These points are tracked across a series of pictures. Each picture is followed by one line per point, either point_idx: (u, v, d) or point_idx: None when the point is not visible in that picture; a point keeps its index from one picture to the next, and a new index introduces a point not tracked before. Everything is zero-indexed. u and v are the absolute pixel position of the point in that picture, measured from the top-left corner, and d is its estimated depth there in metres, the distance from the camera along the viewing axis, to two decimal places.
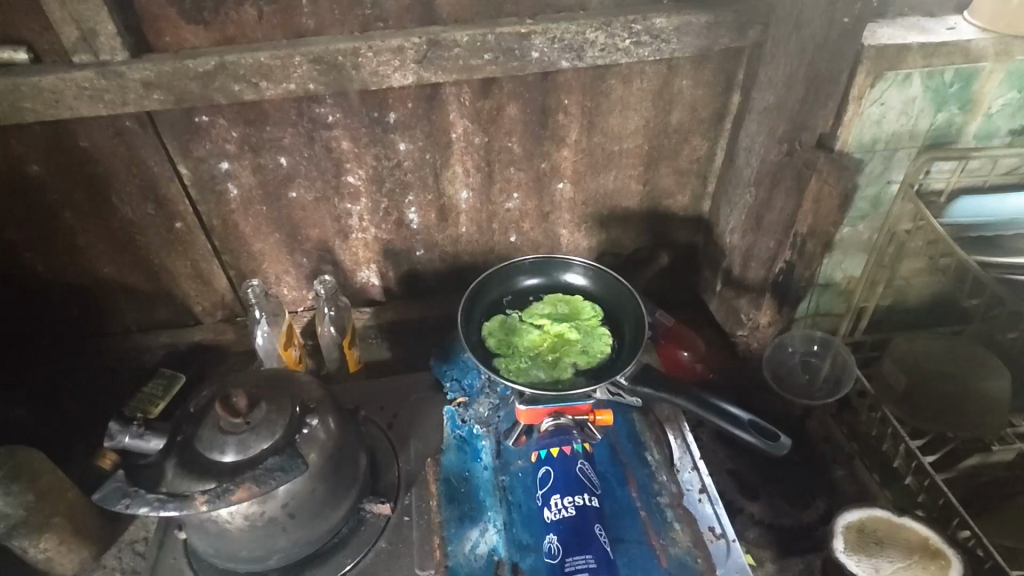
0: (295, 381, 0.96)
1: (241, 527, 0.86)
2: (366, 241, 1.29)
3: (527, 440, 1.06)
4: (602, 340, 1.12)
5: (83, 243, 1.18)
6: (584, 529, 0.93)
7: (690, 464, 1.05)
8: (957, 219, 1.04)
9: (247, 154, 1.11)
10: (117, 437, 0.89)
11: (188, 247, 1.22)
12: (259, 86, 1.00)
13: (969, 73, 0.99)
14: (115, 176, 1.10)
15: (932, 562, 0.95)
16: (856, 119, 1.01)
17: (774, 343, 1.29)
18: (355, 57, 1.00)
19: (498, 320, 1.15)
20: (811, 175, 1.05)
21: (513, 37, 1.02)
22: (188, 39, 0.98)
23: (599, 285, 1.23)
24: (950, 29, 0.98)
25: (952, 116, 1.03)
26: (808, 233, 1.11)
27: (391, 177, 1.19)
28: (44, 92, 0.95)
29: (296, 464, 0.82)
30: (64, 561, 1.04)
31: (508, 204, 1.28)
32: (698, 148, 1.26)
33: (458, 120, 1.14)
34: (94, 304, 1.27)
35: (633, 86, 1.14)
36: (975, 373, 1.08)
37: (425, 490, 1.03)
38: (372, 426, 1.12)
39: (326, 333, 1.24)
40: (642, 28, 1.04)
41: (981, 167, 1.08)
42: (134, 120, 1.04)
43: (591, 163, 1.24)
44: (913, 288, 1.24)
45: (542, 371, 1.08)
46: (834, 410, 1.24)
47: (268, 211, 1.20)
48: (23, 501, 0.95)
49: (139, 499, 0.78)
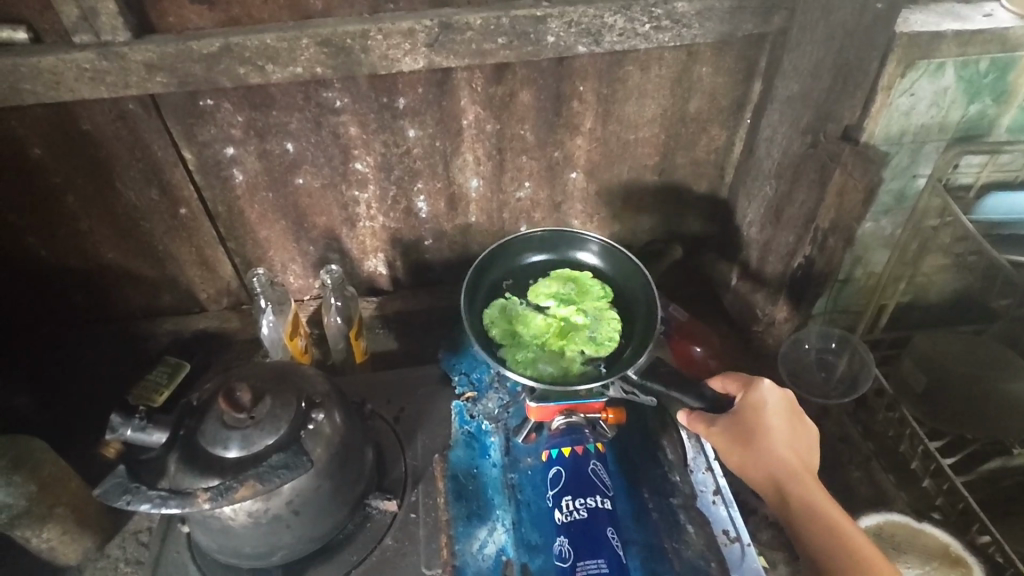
0: (302, 374, 0.93)
1: (244, 523, 0.84)
2: (373, 230, 1.26)
3: (537, 437, 1.04)
4: (611, 325, 1.08)
5: (87, 228, 1.15)
6: (595, 533, 0.90)
7: (704, 465, 1.02)
8: (990, 215, 1.03)
9: (253, 139, 1.08)
10: (118, 429, 0.84)
11: (192, 233, 1.19)
12: (265, 70, 0.97)
13: (1005, 63, 0.95)
14: (118, 160, 1.07)
15: (952, 569, 0.98)
16: (885, 109, 0.98)
17: (790, 339, 1.25)
18: (364, 40, 0.96)
19: (498, 308, 1.10)
20: (835, 168, 1.00)
21: (528, 21, 0.98)
22: (192, 20, 0.95)
23: (611, 265, 1.19)
24: (987, 16, 0.92)
25: (985, 107, 0.99)
26: (830, 228, 1.04)
27: (400, 164, 1.16)
28: (44, 73, 0.92)
29: (301, 461, 0.79)
30: (67, 551, 1.02)
31: (520, 193, 1.25)
32: (716, 138, 1.22)
33: (469, 106, 1.10)
34: (99, 290, 1.25)
35: (651, 73, 1.10)
36: (997, 373, 1.07)
37: (432, 487, 1.01)
38: (379, 420, 1.10)
39: (332, 323, 1.21)
40: (663, 12, 1.00)
41: (1012, 161, 1.04)
42: (137, 102, 1.01)
43: (605, 153, 1.21)
44: (934, 285, 1.21)
45: (549, 361, 1.03)
46: (850, 409, 1.22)
47: (274, 197, 1.17)
48: (25, 491, 0.93)
49: (140, 496, 0.75)
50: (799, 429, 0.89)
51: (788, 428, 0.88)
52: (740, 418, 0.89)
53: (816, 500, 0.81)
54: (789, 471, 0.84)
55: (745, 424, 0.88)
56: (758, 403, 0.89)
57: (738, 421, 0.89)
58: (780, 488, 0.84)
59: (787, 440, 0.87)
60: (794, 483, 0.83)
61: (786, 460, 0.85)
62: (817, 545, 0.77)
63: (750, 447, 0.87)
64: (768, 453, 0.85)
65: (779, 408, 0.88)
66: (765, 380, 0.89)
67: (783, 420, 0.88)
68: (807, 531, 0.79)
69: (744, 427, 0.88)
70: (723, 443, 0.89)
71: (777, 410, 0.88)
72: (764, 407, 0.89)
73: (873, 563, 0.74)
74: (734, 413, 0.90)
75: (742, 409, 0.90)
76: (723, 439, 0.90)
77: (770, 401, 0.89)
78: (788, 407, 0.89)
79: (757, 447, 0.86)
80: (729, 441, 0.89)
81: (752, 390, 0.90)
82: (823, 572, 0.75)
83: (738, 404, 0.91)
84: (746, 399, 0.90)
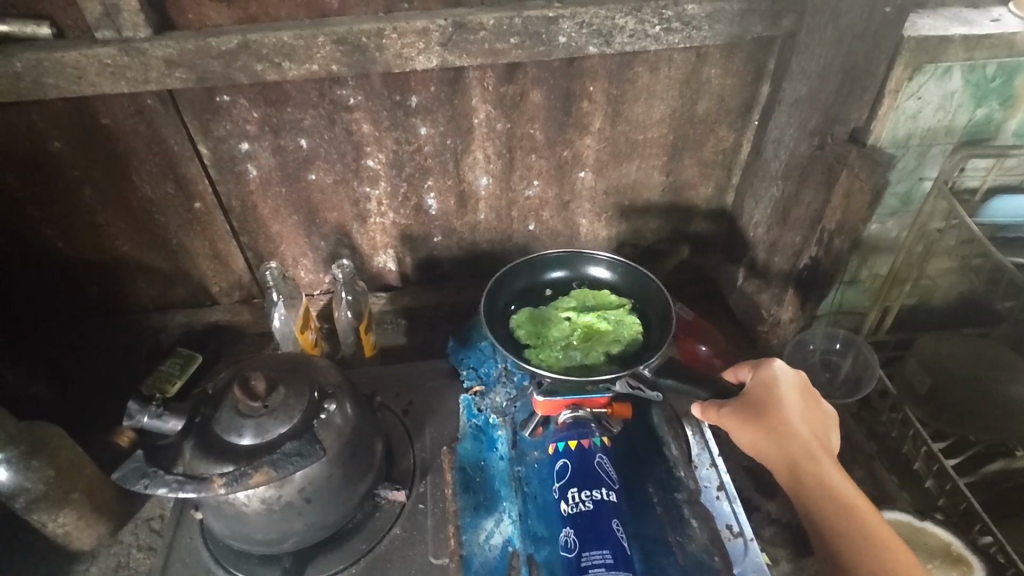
0: (313, 364, 0.95)
1: (258, 510, 0.86)
2: (383, 226, 1.28)
3: (543, 431, 1.06)
4: (632, 327, 1.09)
5: (103, 220, 1.18)
6: (600, 524, 0.91)
7: (708, 461, 1.03)
8: (995, 218, 1.04)
9: (267, 135, 1.10)
10: (135, 416, 0.88)
11: (206, 227, 1.21)
12: (281, 67, 0.99)
13: (1012, 67, 0.96)
14: (135, 154, 1.09)
15: (955, 567, 0.99)
16: (891, 112, 0.98)
17: (795, 339, 1.24)
18: (379, 38, 0.98)
19: (525, 312, 1.12)
20: (843, 169, 1.01)
21: (540, 21, 0.99)
22: (211, 17, 0.97)
23: (625, 279, 1.19)
24: (995, 21, 0.93)
25: (992, 111, 1.00)
26: (836, 229, 1.05)
27: (411, 161, 1.18)
28: (67, 68, 0.94)
29: (314, 449, 0.81)
30: (81, 536, 1.05)
31: (529, 191, 1.26)
32: (724, 139, 1.23)
33: (480, 105, 1.12)
34: (112, 282, 1.27)
35: (660, 74, 1.12)
36: (997, 377, 1.10)
37: (440, 479, 1.03)
38: (387, 412, 1.12)
39: (342, 317, 1.23)
40: (674, 14, 1.01)
41: (1018, 165, 1.05)
42: (155, 98, 1.03)
43: (614, 152, 1.22)
44: (939, 287, 1.22)
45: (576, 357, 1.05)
46: (854, 409, 1.22)
47: (287, 192, 1.19)
48: (43, 476, 0.95)
49: (158, 480, 0.77)
50: (812, 409, 0.90)
51: (801, 408, 0.89)
52: (752, 397, 0.90)
53: (830, 478, 0.82)
54: (804, 448, 0.85)
55: (758, 403, 0.89)
56: (771, 383, 0.90)
57: (751, 400, 0.90)
58: (796, 465, 0.84)
59: (801, 418, 0.87)
60: (807, 460, 0.84)
61: (801, 437, 0.86)
62: (834, 525, 0.78)
63: (762, 425, 0.87)
64: (783, 430, 0.86)
65: (792, 387, 0.90)
66: (777, 360, 0.91)
67: (796, 400, 0.89)
68: (822, 509, 0.80)
69: (759, 406, 0.89)
70: (735, 421, 0.89)
71: (790, 390, 0.89)
72: (779, 386, 0.90)
73: (888, 542, 0.75)
74: (746, 394, 0.91)
75: (755, 389, 0.91)
76: (733, 418, 0.90)
77: (783, 380, 0.90)
78: (801, 387, 0.90)
79: (771, 424, 0.87)
80: (741, 419, 0.89)
81: (765, 370, 0.91)
82: (838, 551, 0.76)
83: (750, 385, 0.92)
84: (759, 379, 0.91)
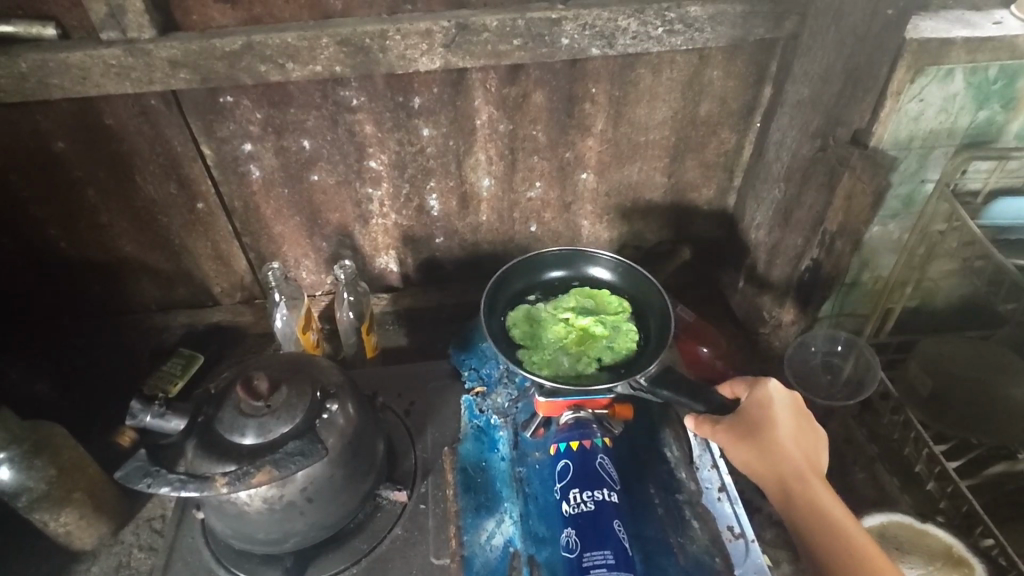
0: (315, 364, 0.95)
1: (260, 509, 0.86)
2: (385, 227, 1.28)
3: (545, 432, 1.05)
4: (628, 334, 1.09)
5: (106, 220, 1.18)
6: (601, 524, 0.92)
7: (710, 462, 1.03)
8: (996, 220, 1.05)
9: (270, 136, 1.11)
10: (138, 416, 0.89)
11: (209, 228, 1.22)
12: (285, 67, 0.99)
13: (1014, 70, 0.96)
14: (139, 154, 1.10)
15: (955, 569, 0.99)
16: (893, 114, 0.99)
17: (796, 342, 1.26)
18: (383, 39, 0.98)
19: (521, 311, 1.12)
20: (845, 171, 1.01)
21: (543, 23, 1.00)
22: (216, 19, 0.97)
23: (626, 280, 1.19)
24: (997, 24, 0.94)
25: (993, 114, 1.00)
26: (838, 231, 1.06)
27: (413, 163, 1.18)
28: (71, 68, 0.95)
29: (316, 449, 0.81)
30: (83, 535, 1.05)
31: (530, 193, 1.26)
32: (726, 141, 1.23)
33: (483, 106, 1.12)
34: (115, 282, 1.28)
35: (662, 76, 1.12)
36: (998, 379, 1.10)
37: (442, 479, 1.03)
38: (389, 413, 1.12)
39: (344, 318, 1.23)
40: (676, 16, 1.02)
41: (1020, 167, 1.05)
42: (159, 99, 1.03)
43: (615, 154, 1.23)
44: (941, 290, 1.22)
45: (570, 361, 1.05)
46: (855, 412, 1.22)
47: (290, 193, 1.19)
48: (45, 476, 0.95)
49: (161, 479, 0.78)
50: (805, 428, 0.89)
51: (794, 426, 0.89)
52: (747, 414, 0.90)
53: (820, 498, 0.82)
54: (795, 466, 0.84)
55: (752, 420, 0.89)
56: (765, 401, 0.90)
57: (744, 417, 0.90)
58: (787, 483, 0.84)
59: (794, 437, 0.87)
60: (798, 479, 0.83)
61: (793, 456, 0.86)
62: (824, 544, 0.78)
63: (756, 442, 0.87)
64: (775, 448, 0.86)
65: (785, 406, 0.90)
66: (772, 380, 0.91)
67: (789, 419, 0.89)
68: (812, 528, 0.79)
69: (753, 424, 0.89)
70: (728, 437, 0.89)
71: (783, 409, 0.89)
72: (773, 405, 0.90)
73: (876, 563, 0.75)
74: (740, 410, 0.91)
75: (748, 407, 0.91)
76: (727, 434, 0.90)
77: (777, 398, 0.90)
78: (794, 406, 0.90)
79: (764, 441, 0.86)
80: (735, 434, 0.89)
81: (759, 387, 0.91)
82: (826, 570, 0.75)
83: (744, 403, 0.92)
84: (753, 397, 0.91)
